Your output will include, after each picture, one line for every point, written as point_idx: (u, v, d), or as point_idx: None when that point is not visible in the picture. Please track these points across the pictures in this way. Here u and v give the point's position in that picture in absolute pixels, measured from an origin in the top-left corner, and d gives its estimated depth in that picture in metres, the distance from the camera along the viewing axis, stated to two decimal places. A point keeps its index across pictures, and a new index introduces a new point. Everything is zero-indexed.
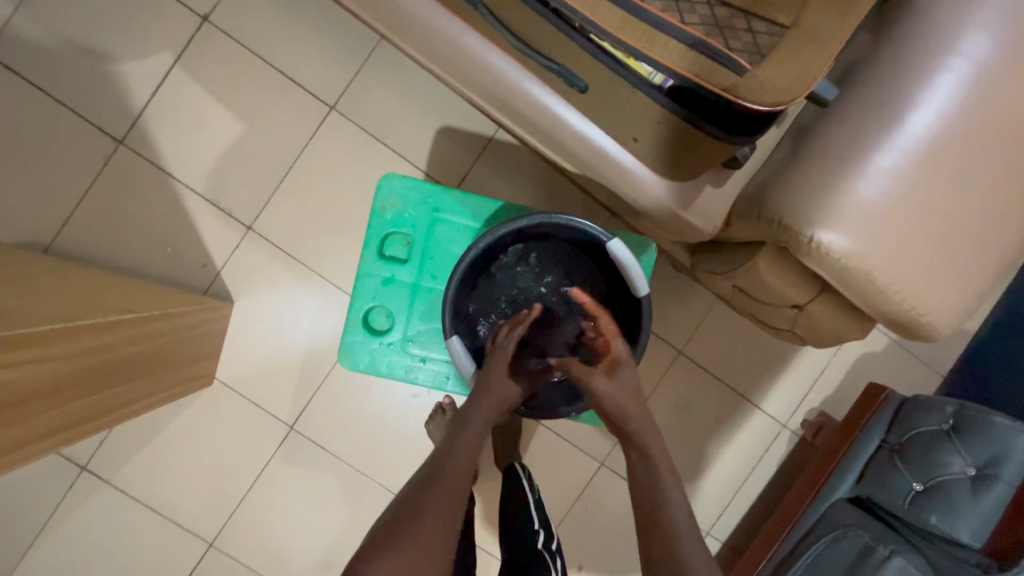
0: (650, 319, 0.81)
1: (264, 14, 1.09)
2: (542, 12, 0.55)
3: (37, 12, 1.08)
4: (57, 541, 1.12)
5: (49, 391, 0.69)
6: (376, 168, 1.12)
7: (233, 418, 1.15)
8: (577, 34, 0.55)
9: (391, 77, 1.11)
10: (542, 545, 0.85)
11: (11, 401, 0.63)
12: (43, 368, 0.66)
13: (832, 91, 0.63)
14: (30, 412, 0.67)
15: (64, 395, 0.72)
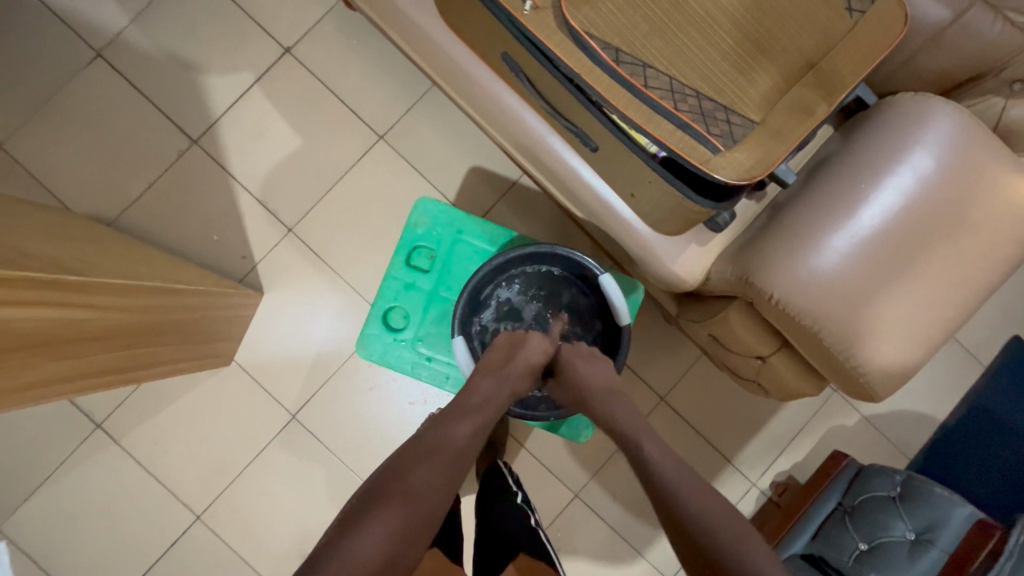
0: (628, 346, 0.92)
1: (337, 53, 1.28)
2: (567, 86, 0.68)
3: (148, 26, 1.27)
4: (60, 490, 1.20)
5: (108, 336, 0.80)
6: (411, 194, 1.27)
7: (242, 400, 1.24)
8: (593, 106, 0.68)
9: (436, 119, 1.27)
10: (519, 501, 1.03)
11: (71, 339, 0.73)
12: (104, 314, 0.78)
13: (790, 175, 0.80)
14: (84, 352, 0.77)
15: (114, 343, 0.82)
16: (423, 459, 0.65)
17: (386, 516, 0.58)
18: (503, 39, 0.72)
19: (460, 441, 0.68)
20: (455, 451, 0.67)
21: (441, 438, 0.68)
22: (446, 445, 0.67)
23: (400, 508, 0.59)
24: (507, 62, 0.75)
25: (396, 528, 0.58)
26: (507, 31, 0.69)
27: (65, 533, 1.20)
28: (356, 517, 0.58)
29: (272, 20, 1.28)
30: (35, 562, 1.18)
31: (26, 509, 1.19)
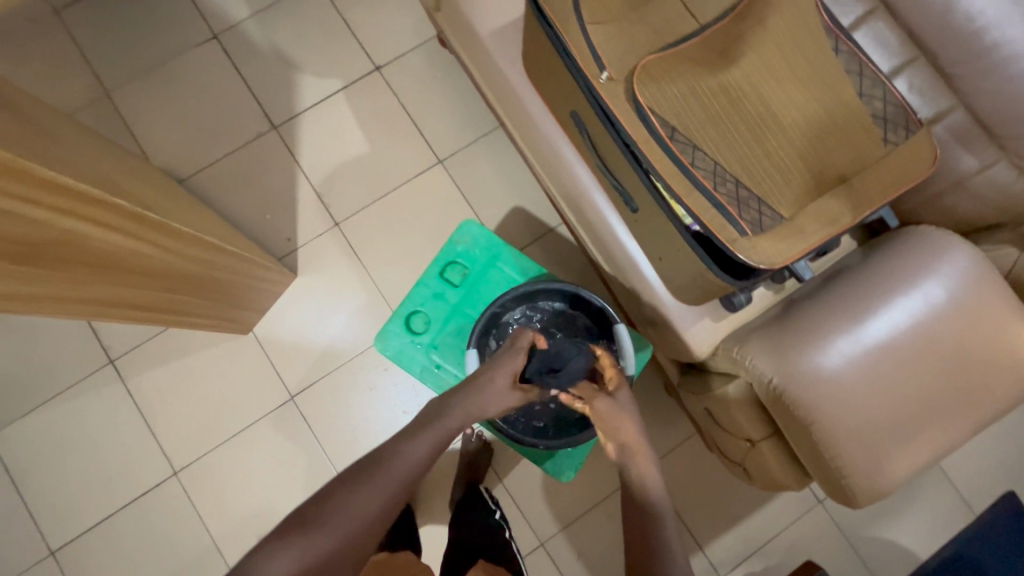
0: None
1: (420, 81, 1.41)
2: (623, 150, 0.75)
3: (264, 22, 1.42)
4: (57, 414, 1.24)
5: (156, 274, 0.87)
6: (454, 218, 1.36)
7: (248, 370, 1.29)
8: (642, 172, 0.76)
9: (494, 157, 1.38)
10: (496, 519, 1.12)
11: (128, 269, 0.79)
12: (164, 254, 0.85)
13: (808, 273, 0.85)
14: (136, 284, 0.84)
15: (160, 284, 0.88)
16: (362, 479, 0.58)
17: (314, 540, 0.53)
18: (574, 98, 0.81)
19: (409, 462, 0.62)
20: (403, 474, 0.61)
21: (395, 458, 0.62)
22: (392, 466, 0.61)
23: (324, 534, 0.53)
24: (573, 118, 0.83)
25: (324, 550, 0.52)
26: (581, 92, 0.77)
27: (46, 455, 1.23)
28: (276, 539, 0.53)
29: (372, 40, 1.42)
30: (11, 476, 1.22)
31: (20, 422, 1.24)
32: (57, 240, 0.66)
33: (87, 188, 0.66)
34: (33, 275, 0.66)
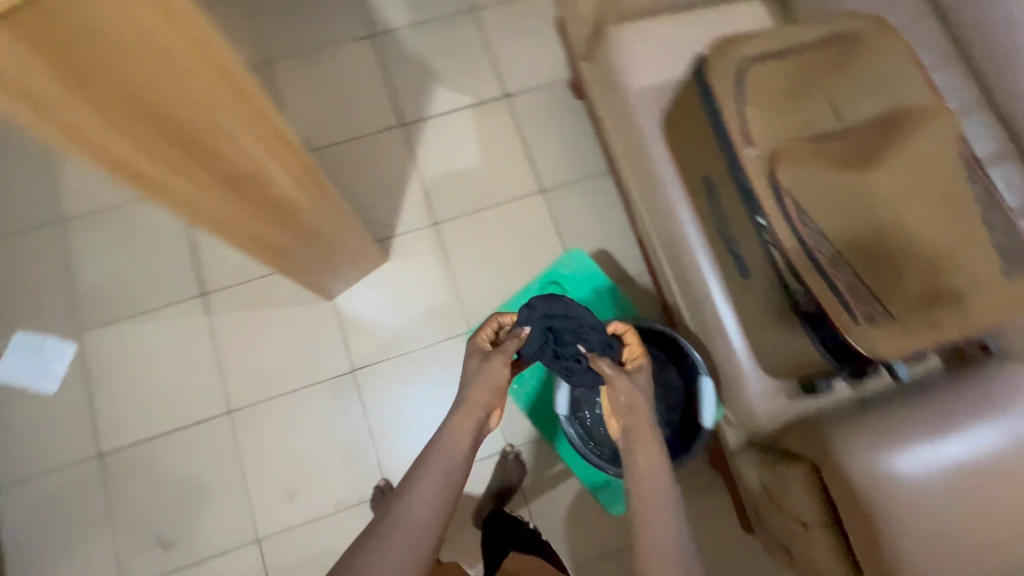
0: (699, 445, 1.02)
1: (542, 117, 1.52)
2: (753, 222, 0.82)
3: (417, 32, 1.56)
4: (143, 330, 1.33)
5: (300, 226, 0.94)
6: (543, 246, 1.44)
7: (320, 334, 1.35)
8: (766, 245, 0.82)
9: (592, 199, 1.47)
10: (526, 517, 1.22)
11: (285, 214, 0.87)
12: (315, 211, 0.93)
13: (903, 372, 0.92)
14: (286, 230, 0.91)
15: (300, 235, 0.96)
16: (379, 542, 0.60)
17: None
18: (712, 166, 0.87)
19: (421, 511, 0.64)
20: (421, 526, 0.63)
21: (407, 511, 0.63)
22: (406, 523, 0.62)
23: None
24: (706, 183, 0.90)
25: None
26: (722, 163, 0.84)
27: (124, 367, 1.31)
28: None
29: (508, 71, 1.55)
30: (87, 377, 1.30)
31: (111, 331, 1.33)
32: (246, 173, 0.71)
33: (290, 133, 0.71)
34: (217, 196, 0.71)
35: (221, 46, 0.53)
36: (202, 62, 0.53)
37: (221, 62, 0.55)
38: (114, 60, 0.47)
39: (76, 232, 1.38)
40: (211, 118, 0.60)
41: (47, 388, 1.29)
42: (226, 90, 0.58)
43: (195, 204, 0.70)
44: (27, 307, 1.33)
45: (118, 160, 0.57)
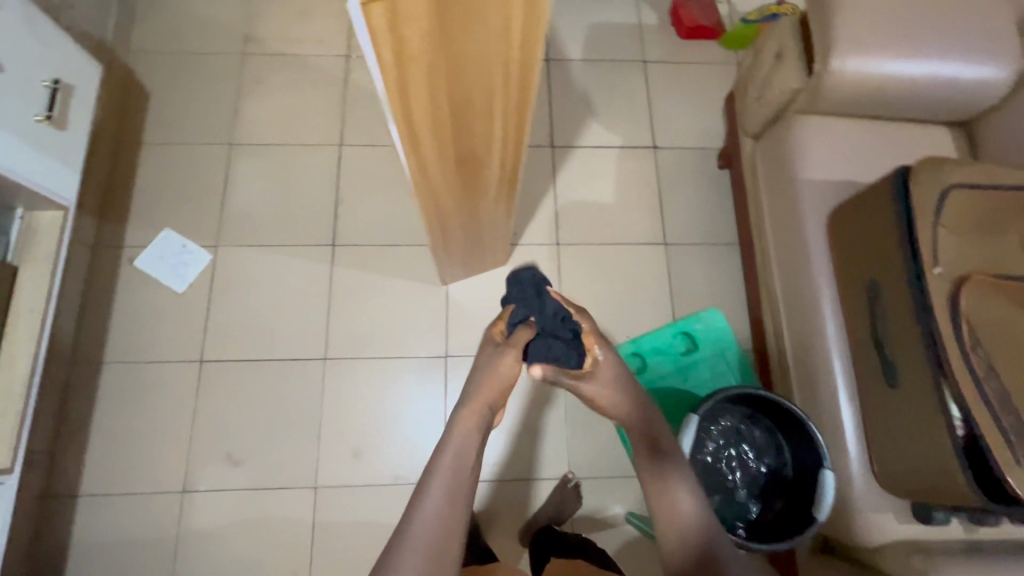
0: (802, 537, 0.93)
1: (682, 176, 1.58)
2: (923, 337, 0.82)
3: (588, 67, 1.65)
4: (271, 261, 1.42)
5: (476, 214, 1.00)
6: (650, 295, 1.47)
7: (425, 313, 1.40)
8: (933, 364, 0.81)
9: (711, 266, 1.50)
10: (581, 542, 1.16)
11: (474, 200, 0.93)
12: (495, 205, 0.99)
13: None
14: (464, 214, 0.98)
15: (469, 221, 1.02)
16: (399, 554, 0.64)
17: None
18: (885, 270, 0.89)
19: (433, 521, 0.67)
20: (436, 535, 0.66)
21: (422, 526, 0.66)
22: (422, 536, 0.66)
23: None
24: (868, 285, 0.92)
25: None
26: (901, 272, 0.86)
27: (244, 288, 1.39)
28: None
29: (661, 125, 1.61)
30: (210, 287, 1.39)
31: (243, 252, 1.42)
32: (478, 152, 0.77)
33: (524, 130, 0.77)
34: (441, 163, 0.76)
35: (540, 40, 0.59)
36: (520, 50, 0.59)
37: (532, 53, 0.61)
38: (468, 27, 0.54)
39: (241, 157, 1.49)
40: (492, 99, 0.66)
41: (174, 285, 1.38)
42: (516, 77, 0.64)
43: (422, 164, 0.75)
44: (180, 209, 1.44)
45: (405, 108, 0.62)
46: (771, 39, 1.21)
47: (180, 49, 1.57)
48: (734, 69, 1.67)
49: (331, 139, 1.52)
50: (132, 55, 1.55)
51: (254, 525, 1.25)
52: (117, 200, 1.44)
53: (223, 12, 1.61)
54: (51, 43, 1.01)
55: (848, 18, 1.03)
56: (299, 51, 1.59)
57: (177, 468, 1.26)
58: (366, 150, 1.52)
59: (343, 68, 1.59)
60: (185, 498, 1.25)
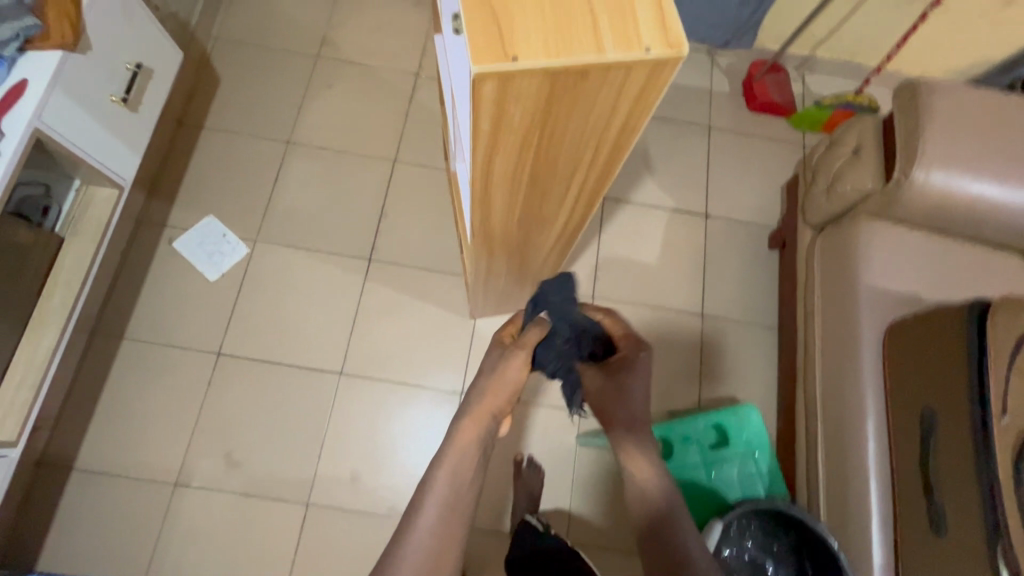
0: None
1: (732, 249, 1.54)
2: (984, 485, 0.77)
3: (652, 125, 1.63)
4: (307, 266, 1.41)
5: (526, 264, 0.98)
6: (679, 365, 1.42)
7: (449, 344, 1.37)
8: (991, 517, 0.76)
9: (748, 347, 1.45)
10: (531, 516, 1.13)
11: (528, 253, 0.91)
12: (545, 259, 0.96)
13: None
14: (514, 263, 0.95)
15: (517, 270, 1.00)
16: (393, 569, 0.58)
17: None
18: (945, 403, 0.86)
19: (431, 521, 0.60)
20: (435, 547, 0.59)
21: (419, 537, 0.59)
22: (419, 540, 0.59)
23: None
24: (923, 417, 0.88)
25: None
26: (965, 410, 0.83)
27: (274, 287, 1.39)
28: None
29: (717, 194, 1.58)
30: (242, 281, 1.38)
31: (280, 251, 1.42)
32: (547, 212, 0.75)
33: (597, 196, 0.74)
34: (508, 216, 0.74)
35: (642, 120, 0.56)
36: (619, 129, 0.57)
37: (629, 132, 0.58)
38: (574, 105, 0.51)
39: (296, 156, 1.50)
40: (575, 167, 0.63)
41: (207, 273, 1.38)
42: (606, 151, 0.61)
43: (488, 218, 0.73)
44: (227, 199, 1.45)
45: (490, 167, 0.60)
46: (851, 132, 1.16)
47: (258, 43, 1.60)
48: (799, 150, 1.64)
49: (386, 153, 1.52)
50: (212, 41, 1.58)
51: (241, 533, 1.21)
52: (169, 179, 1.45)
53: (305, 14, 1.63)
54: (141, 28, 1.02)
55: (938, 130, 0.99)
56: (371, 63, 1.61)
57: (175, 459, 1.24)
58: (419, 171, 1.51)
59: (411, 86, 1.59)
60: (176, 491, 1.22)
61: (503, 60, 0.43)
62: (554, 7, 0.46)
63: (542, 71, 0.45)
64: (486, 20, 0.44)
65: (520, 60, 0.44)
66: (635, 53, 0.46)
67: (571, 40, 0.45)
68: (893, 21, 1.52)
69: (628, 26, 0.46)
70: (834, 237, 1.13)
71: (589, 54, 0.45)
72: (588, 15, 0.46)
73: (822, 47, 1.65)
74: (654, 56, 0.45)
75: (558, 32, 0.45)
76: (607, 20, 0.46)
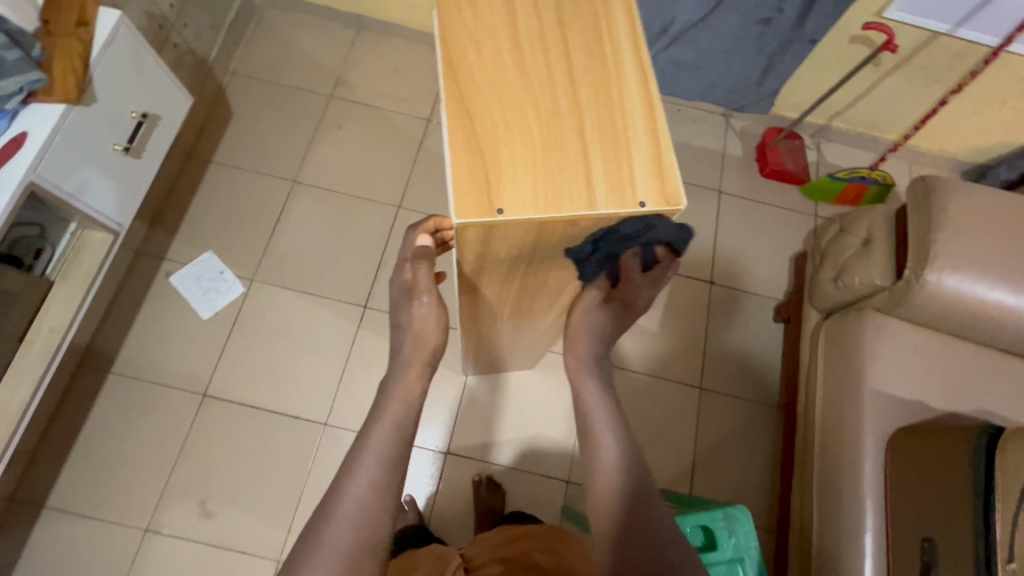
0: None
1: (735, 318, 1.50)
2: None
3: None
4: (300, 307, 1.40)
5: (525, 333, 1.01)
6: (674, 439, 1.38)
7: (434, 399, 1.32)
8: None
9: (746, 422, 1.40)
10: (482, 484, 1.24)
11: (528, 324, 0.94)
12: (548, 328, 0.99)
13: None
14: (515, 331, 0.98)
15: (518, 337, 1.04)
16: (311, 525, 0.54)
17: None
18: (950, 544, 0.82)
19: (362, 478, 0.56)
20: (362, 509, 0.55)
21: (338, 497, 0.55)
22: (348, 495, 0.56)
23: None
24: (922, 546, 0.85)
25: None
26: (966, 547, 0.79)
27: (266, 329, 1.37)
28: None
29: (724, 261, 1.55)
30: (234, 320, 1.37)
31: (276, 292, 1.40)
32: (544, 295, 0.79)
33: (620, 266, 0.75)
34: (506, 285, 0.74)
35: (649, 234, 0.60)
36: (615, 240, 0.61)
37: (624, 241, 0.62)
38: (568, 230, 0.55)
39: (300, 197, 1.50)
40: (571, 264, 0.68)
41: (201, 310, 1.37)
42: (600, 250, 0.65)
43: (481, 298, 0.77)
44: (227, 236, 1.44)
45: (488, 257, 0.63)
46: (862, 221, 1.14)
47: (274, 79, 1.61)
48: (810, 221, 1.61)
49: (390, 199, 1.51)
50: (229, 75, 1.60)
51: None
52: (172, 211, 1.45)
53: (322, 53, 1.64)
54: (150, 76, 1.03)
55: (953, 232, 0.96)
56: (384, 106, 1.61)
57: (148, 503, 1.22)
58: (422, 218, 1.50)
59: (421, 132, 1.59)
60: (146, 537, 1.19)
61: (489, 215, 0.47)
62: (546, 158, 0.49)
63: (529, 222, 0.48)
64: (477, 166, 0.48)
65: (505, 210, 0.48)
66: (629, 205, 0.49)
67: (562, 190, 0.49)
68: (913, 100, 1.49)
69: (623, 177, 0.50)
70: (840, 329, 1.09)
71: (581, 208, 0.49)
72: (582, 166, 0.50)
73: (839, 118, 1.62)
74: (647, 210, 0.49)
75: (549, 181, 0.49)
76: (599, 169, 0.49)
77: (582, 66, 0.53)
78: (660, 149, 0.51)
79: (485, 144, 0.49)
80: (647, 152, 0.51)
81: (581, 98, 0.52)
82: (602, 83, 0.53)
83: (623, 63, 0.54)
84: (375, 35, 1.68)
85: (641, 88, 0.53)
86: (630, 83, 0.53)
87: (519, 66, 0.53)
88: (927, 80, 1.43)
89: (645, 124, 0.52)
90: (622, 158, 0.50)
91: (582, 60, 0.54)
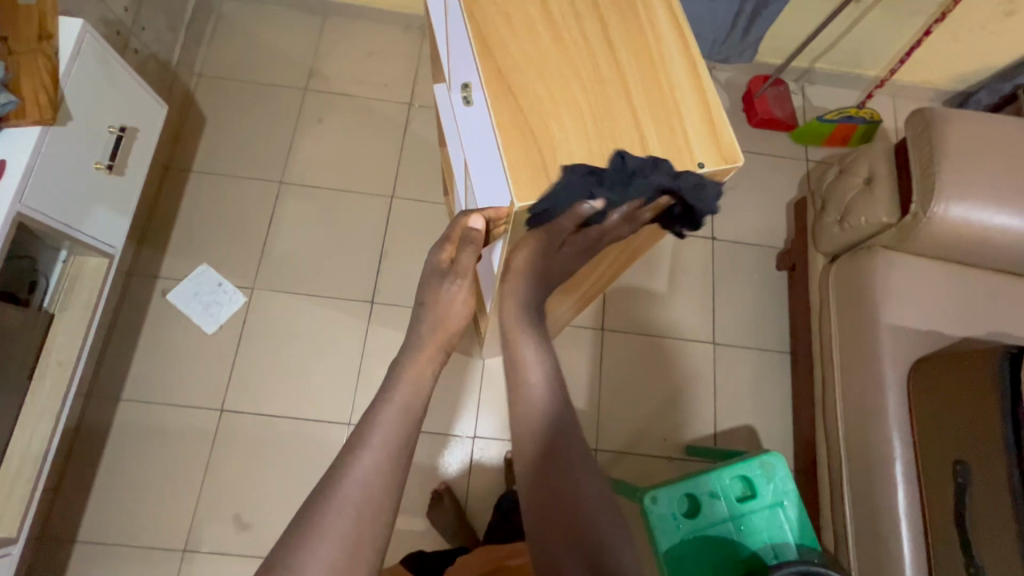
0: None
1: (739, 270, 1.51)
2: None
3: None
4: (305, 309, 1.37)
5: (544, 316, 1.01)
6: (694, 396, 1.40)
7: (453, 386, 1.32)
8: None
9: (760, 371, 1.43)
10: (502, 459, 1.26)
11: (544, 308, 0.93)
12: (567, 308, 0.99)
13: None
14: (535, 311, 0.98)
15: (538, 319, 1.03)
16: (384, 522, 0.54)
17: None
18: (983, 464, 0.85)
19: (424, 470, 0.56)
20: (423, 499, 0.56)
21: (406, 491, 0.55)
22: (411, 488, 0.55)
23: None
24: (956, 469, 0.88)
25: None
26: (1004, 471, 0.82)
27: (274, 336, 1.34)
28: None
29: (722, 215, 1.55)
30: (241, 331, 1.34)
31: (279, 298, 1.37)
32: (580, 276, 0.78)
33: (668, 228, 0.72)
34: None
35: None
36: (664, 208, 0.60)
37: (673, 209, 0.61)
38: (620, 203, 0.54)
39: (289, 198, 1.45)
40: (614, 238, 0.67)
41: (204, 325, 1.33)
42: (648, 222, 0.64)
43: None
44: (219, 246, 1.40)
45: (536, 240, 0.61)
46: (862, 160, 1.15)
47: (243, 78, 1.53)
48: (802, 166, 1.61)
49: (382, 190, 1.47)
50: (195, 78, 1.52)
51: None
52: (158, 228, 1.39)
53: (290, 45, 1.57)
54: (123, 88, 0.97)
55: (955, 161, 0.97)
56: (363, 94, 1.55)
57: (183, 525, 1.20)
58: (417, 206, 1.47)
59: (404, 117, 1.54)
60: (185, 558, 1.19)
61: (549, 193, 0.46)
62: (598, 129, 0.48)
63: (589, 197, 0.47)
64: (530, 143, 0.47)
65: (565, 187, 0.46)
66: (688, 168, 0.48)
67: (619, 159, 0.47)
68: (894, 34, 1.49)
69: (677, 139, 0.48)
70: (849, 270, 1.10)
71: (641, 176, 0.47)
72: (634, 132, 0.48)
73: (821, 60, 1.61)
74: (707, 171, 0.48)
75: (605, 152, 0.47)
76: (652, 134, 0.48)
77: (617, 30, 0.52)
78: (709, 107, 0.50)
79: (534, 120, 0.48)
80: (698, 112, 0.50)
81: (622, 63, 0.50)
82: (640, 45, 0.51)
83: (658, 22, 0.53)
84: (342, 19, 1.61)
85: (679, 47, 0.52)
86: (668, 42, 0.52)
87: (554, 36, 0.51)
88: (908, 13, 1.42)
89: (690, 82, 0.51)
90: (672, 120, 0.49)
91: (616, 23, 0.52)
